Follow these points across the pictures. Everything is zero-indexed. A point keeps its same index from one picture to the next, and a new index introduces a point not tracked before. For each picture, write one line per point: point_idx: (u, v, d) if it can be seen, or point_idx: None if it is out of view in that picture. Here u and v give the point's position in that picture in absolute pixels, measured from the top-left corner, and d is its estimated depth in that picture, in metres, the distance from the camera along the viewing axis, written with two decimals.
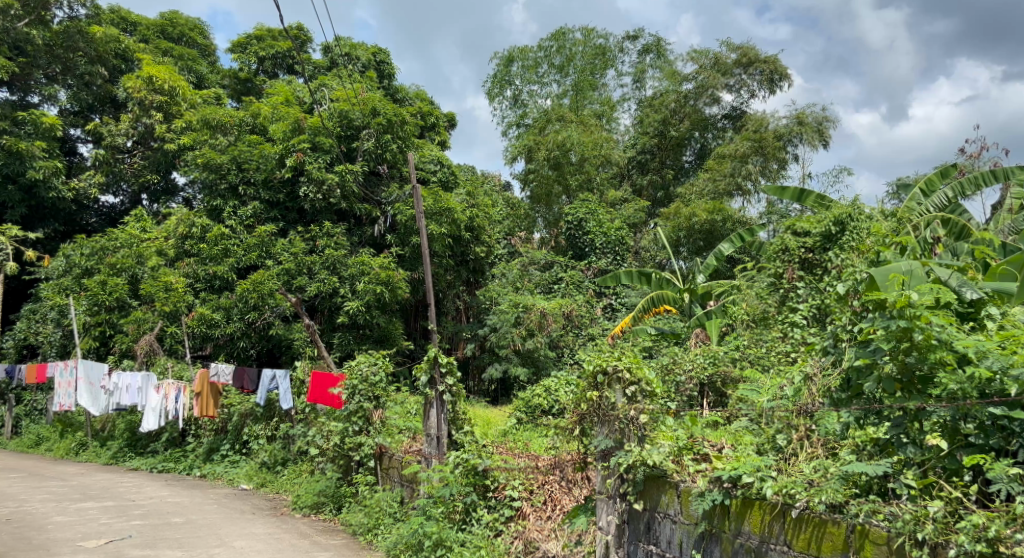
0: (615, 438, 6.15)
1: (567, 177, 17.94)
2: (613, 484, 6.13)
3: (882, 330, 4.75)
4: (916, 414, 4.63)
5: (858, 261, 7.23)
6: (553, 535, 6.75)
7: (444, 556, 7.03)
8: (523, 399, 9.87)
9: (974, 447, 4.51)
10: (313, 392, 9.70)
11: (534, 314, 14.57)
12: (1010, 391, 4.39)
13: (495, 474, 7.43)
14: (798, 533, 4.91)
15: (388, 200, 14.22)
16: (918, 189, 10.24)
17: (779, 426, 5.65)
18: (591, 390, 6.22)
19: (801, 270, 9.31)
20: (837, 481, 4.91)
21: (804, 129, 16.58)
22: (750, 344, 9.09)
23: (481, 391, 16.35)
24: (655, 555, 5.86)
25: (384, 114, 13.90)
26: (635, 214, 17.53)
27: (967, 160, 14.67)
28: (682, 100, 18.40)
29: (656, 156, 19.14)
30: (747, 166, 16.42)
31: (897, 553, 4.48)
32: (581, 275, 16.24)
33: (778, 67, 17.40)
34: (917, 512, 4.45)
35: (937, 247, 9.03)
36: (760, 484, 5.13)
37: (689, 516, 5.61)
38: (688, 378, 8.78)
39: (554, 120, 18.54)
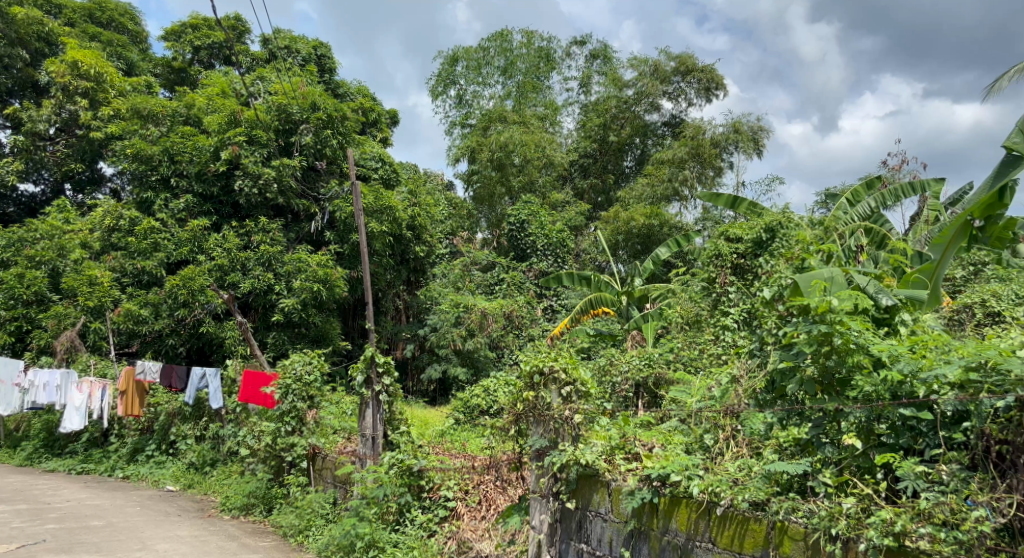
0: (550, 438, 6.26)
1: (510, 178, 18.12)
2: (546, 483, 6.24)
3: (804, 335, 4.97)
4: (835, 415, 4.88)
5: (784, 267, 7.51)
6: (487, 535, 6.84)
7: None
8: (461, 400, 9.90)
9: (886, 446, 4.70)
10: (244, 391, 9.57)
11: (475, 313, 14.69)
12: (918, 393, 4.58)
13: (431, 475, 7.46)
14: (722, 531, 5.09)
15: (326, 196, 14.13)
16: (844, 198, 10.58)
17: (707, 426, 5.80)
18: (527, 391, 6.28)
19: (733, 275, 9.60)
20: (760, 479, 5.06)
21: (739, 137, 17.16)
22: (684, 347, 9.23)
23: (419, 391, 16.26)
24: (586, 553, 5.99)
25: (324, 109, 13.85)
26: (576, 217, 17.77)
27: (890, 172, 15.49)
28: (623, 106, 18.70)
29: (598, 161, 19.47)
30: (684, 172, 16.83)
31: (814, 548, 4.68)
32: (523, 276, 16.37)
33: (714, 77, 17.88)
34: (832, 508, 4.64)
35: (861, 256, 9.45)
36: (687, 482, 5.30)
37: (619, 514, 5.76)
38: (624, 378, 9.00)
39: (497, 121, 18.64)
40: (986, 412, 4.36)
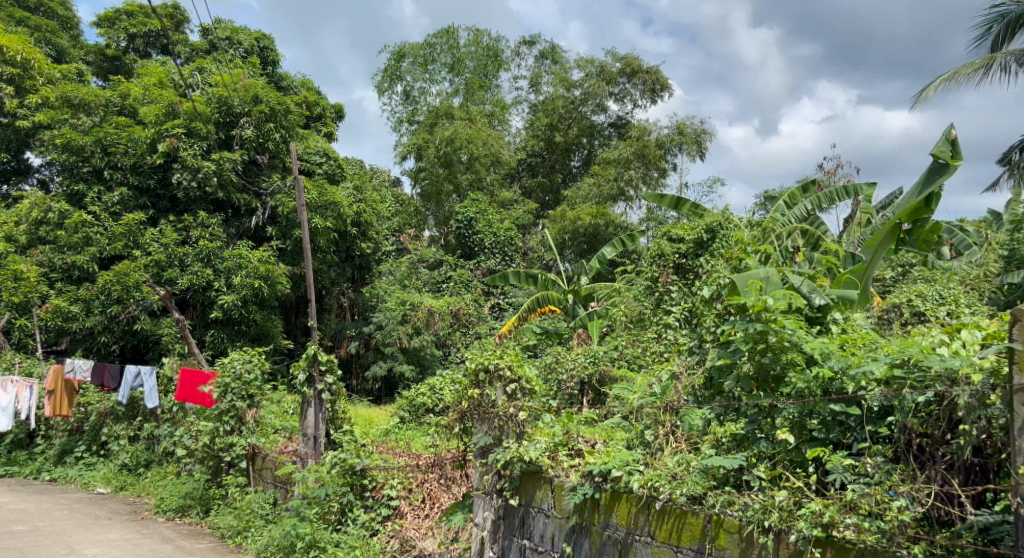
0: (494, 435, 6.31)
1: (457, 175, 18.13)
2: (490, 480, 6.30)
3: (742, 332, 5.12)
4: (769, 411, 4.99)
5: (722, 267, 7.71)
6: (430, 534, 6.87)
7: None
8: (407, 398, 9.88)
9: (817, 441, 4.82)
10: (182, 390, 9.40)
11: (422, 311, 14.67)
12: (847, 388, 4.73)
13: (374, 474, 7.41)
14: (661, 525, 5.20)
15: (268, 191, 13.92)
16: (782, 201, 10.87)
17: (648, 422, 5.94)
18: (472, 388, 6.37)
19: (676, 274, 9.77)
20: (698, 474, 5.18)
21: (684, 139, 17.54)
22: (629, 344, 9.33)
23: (364, 390, 16.18)
24: (529, 549, 6.07)
25: (266, 102, 13.63)
26: (524, 216, 17.83)
27: (826, 175, 15.97)
28: (570, 106, 18.81)
29: (546, 160, 19.54)
30: (629, 172, 17.05)
31: (747, 540, 4.76)
32: (470, 274, 16.32)
33: (659, 78, 18.16)
34: (766, 501, 4.70)
35: (797, 256, 9.74)
36: (628, 477, 5.39)
37: (561, 510, 5.85)
38: (569, 376, 9.12)
39: (443, 117, 18.65)
40: (910, 407, 4.43)
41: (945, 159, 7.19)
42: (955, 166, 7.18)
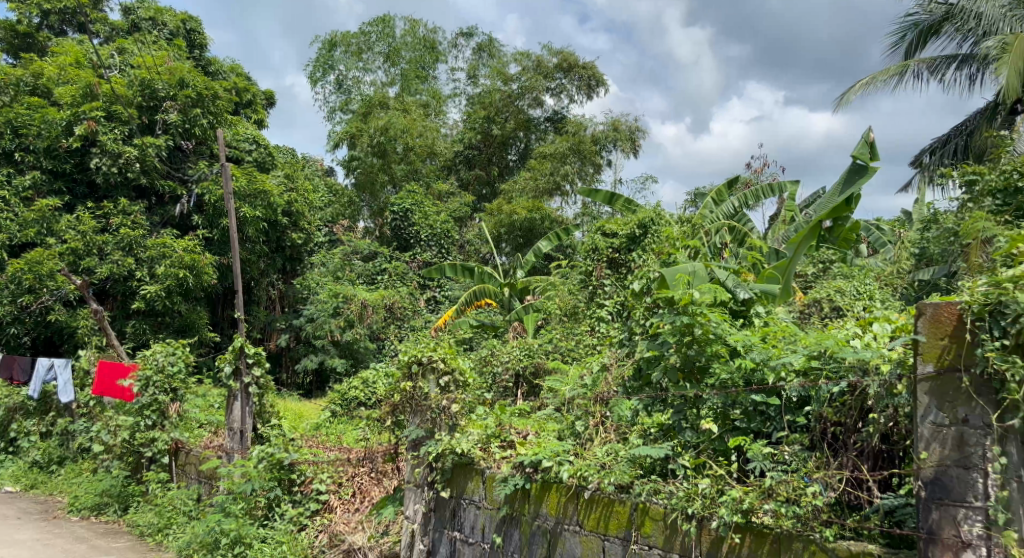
0: (426, 428, 6.32)
1: (392, 166, 18.03)
2: (421, 473, 6.31)
3: (669, 325, 5.24)
4: (694, 401, 5.11)
5: (653, 260, 7.85)
6: (359, 528, 6.77)
7: (243, 554, 6.90)
8: (338, 392, 9.76)
9: (738, 430, 4.92)
10: (99, 384, 9.24)
11: (355, 304, 14.35)
12: (768, 379, 4.84)
13: (302, 469, 7.35)
14: (589, 514, 5.31)
15: (194, 178, 13.59)
16: (710, 198, 11.16)
17: (579, 413, 6.01)
18: (405, 381, 6.35)
19: (608, 268, 9.87)
20: (625, 463, 5.25)
21: (618, 136, 17.80)
22: (563, 337, 9.43)
23: (295, 384, 15.91)
24: (459, 540, 6.11)
25: (193, 86, 13.28)
26: (460, 208, 17.76)
27: (753, 174, 16.45)
28: (508, 100, 18.70)
29: (483, 153, 19.50)
30: (566, 166, 17.18)
31: (671, 528, 4.88)
32: (406, 267, 16.06)
33: (595, 74, 18.39)
34: (689, 489, 4.80)
35: (724, 252, 10.03)
36: (558, 468, 5.48)
37: (492, 501, 5.90)
38: (504, 369, 9.13)
39: (377, 107, 18.50)
40: (824, 397, 4.57)
41: (863, 160, 7.49)
42: (872, 167, 7.49)
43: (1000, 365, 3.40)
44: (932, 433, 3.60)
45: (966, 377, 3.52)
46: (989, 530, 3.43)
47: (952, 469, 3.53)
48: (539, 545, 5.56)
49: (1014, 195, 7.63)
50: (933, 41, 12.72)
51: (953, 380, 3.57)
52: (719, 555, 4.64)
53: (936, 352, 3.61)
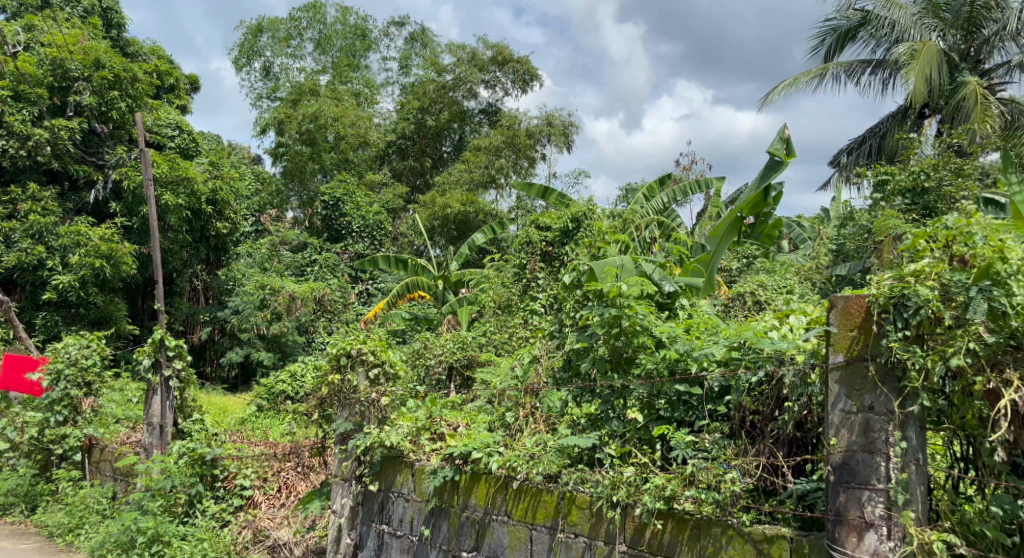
0: (355, 421, 6.24)
1: (322, 154, 17.80)
2: (349, 467, 6.23)
3: (598, 317, 5.25)
4: (620, 392, 5.17)
5: (583, 253, 7.93)
6: (285, 523, 6.76)
7: (161, 552, 6.58)
8: (264, 386, 9.51)
9: (663, 419, 4.98)
10: (5, 379, 8.72)
11: (282, 296, 14.09)
12: (690, 369, 4.87)
13: (225, 464, 7.20)
14: (517, 503, 5.36)
15: (110, 163, 13.15)
16: (641, 193, 11.24)
17: (509, 404, 6.00)
18: (333, 373, 6.27)
19: (542, 261, 10.01)
20: (553, 453, 5.30)
21: (552, 131, 17.90)
22: (496, 330, 9.39)
23: (219, 378, 15.66)
24: (387, 533, 6.10)
25: (109, 68, 12.83)
26: (394, 200, 17.57)
27: (682, 170, 16.85)
28: (441, 90, 18.61)
29: (416, 144, 19.25)
30: (500, 160, 17.23)
31: (597, 515, 4.96)
32: (336, 258, 15.75)
33: (530, 68, 18.49)
34: (614, 477, 4.86)
35: (653, 247, 10.21)
36: (487, 459, 5.52)
37: (420, 493, 5.90)
38: (437, 361, 9.04)
39: (307, 94, 18.19)
40: (744, 386, 4.64)
41: (779, 156, 7.70)
42: (787, 163, 7.71)
43: (902, 355, 3.56)
44: (842, 420, 3.76)
45: (872, 367, 3.69)
46: (890, 511, 3.61)
47: (858, 453, 3.69)
48: (467, 536, 5.59)
49: (921, 196, 8.01)
50: (850, 46, 13.20)
51: (861, 369, 3.72)
52: (642, 541, 4.75)
53: (846, 343, 3.77)
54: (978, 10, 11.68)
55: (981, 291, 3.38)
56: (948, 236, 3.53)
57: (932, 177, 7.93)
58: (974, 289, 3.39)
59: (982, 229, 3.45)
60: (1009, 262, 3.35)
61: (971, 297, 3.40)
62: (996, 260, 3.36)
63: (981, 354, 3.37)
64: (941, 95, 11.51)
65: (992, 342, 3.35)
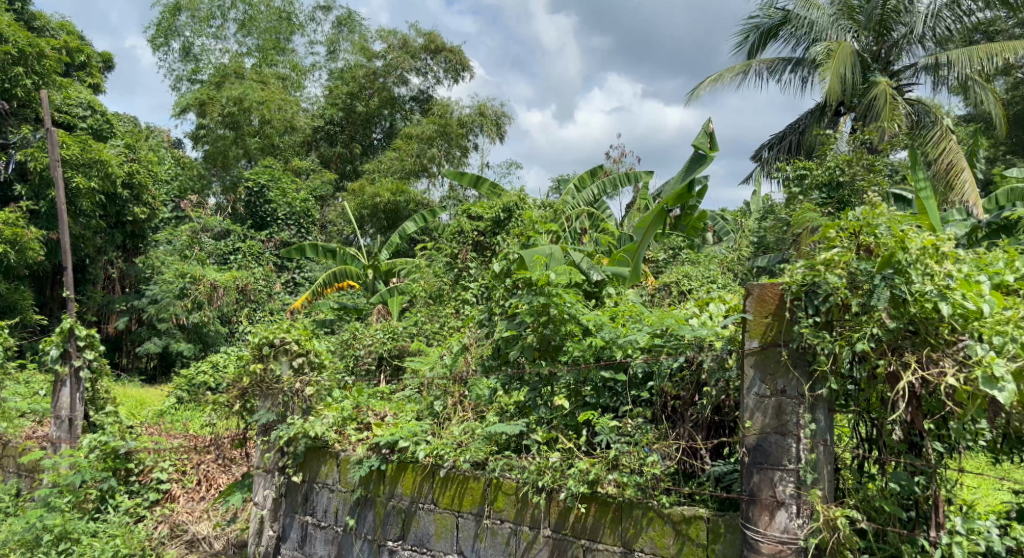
0: (277, 412, 6.14)
1: (245, 139, 17.35)
2: (272, 458, 6.15)
3: (526, 305, 5.27)
4: (548, 379, 5.21)
5: (514, 240, 7.91)
6: (204, 516, 6.69)
7: (70, 551, 6.16)
8: (184, 377, 9.23)
9: (589, 406, 5.02)
10: None
11: (204, 285, 13.71)
12: (615, 356, 4.91)
13: (141, 457, 6.98)
14: (444, 491, 5.35)
15: (13, 142, 12.65)
16: (572, 184, 11.36)
17: (437, 393, 5.96)
18: (255, 362, 6.14)
19: (474, 251, 10.02)
20: (480, 440, 5.31)
21: (484, 121, 17.89)
22: (427, 320, 9.30)
23: (136, 369, 15.32)
24: (311, 525, 6.01)
25: (14, 43, 12.14)
26: (321, 187, 17.29)
27: (612, 163, 17.07)
28: (371, 76, 18.38)
29: (345, 130, 19.02)
30: (432, 149, 17.14)
31: (523, 501, 4.99)
32: (261, 246, 15.39)
33: (461, 58, 18.52)
34: (540, 463, 4.90)
35: (583, 237, 10.29)
36: (414, 447, 5.49)
37: (345, 484, 5.84)
38: (366, 351, 8.88)
39: (231, 77, 17.74)
40: (666, 372, 4.71)
41: (704, 150, 7.87)
42: (712, 157, 7.88)
43: (812, 340, 3.68)
44: (756, 403, 3.87)
45: (785, 351, 3.81)
46: (799, 490, 3.74)
47: (771, 435, 3.82)
48: (392, 525, 5.56)
49: (836, 189, 8.34)
50: (771, 44, 13.57)
51: (775, 354, 3.84)
52: (566, 525, 4.80)
53: (761, 329, 3.88)
54: (888, 13, 12.13)
55: (884, 279, 3.52)
56: (854, 227, 3.66)
57: (846, 173, 8.26)
58: (878, 277, 3.53)
59: (886, 220, 3.58)
60: (909, 251, 3.47)
61: (875, 285, 3.54)
62: (898, 249, 3.49)
63: (883, 339, 3.53)
64: (854, 94, 11.97)
65: (894, 327, 3.50)
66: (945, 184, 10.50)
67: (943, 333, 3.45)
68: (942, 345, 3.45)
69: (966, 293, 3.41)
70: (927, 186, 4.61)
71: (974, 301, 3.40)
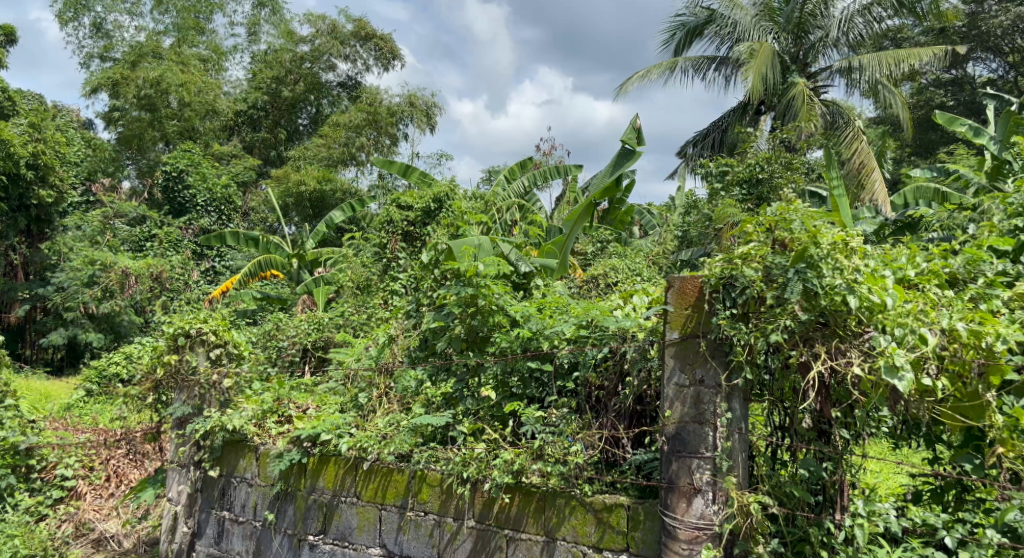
0: (194, 405, 6.00)
1: (163, 122, 16.77)
2: (187, 452, 6.03)
3: (455, 296, 5.28)
4: (476, 370, 5.21)
5: (442, 231, 7.85)
6: (113, 515, 6.53)
7: None
8: (93, 369, 8.86)
9: (515, 396, 5.03)
10: None
11: (115, 272, 13.22)
12: (542, 346, 4.94)
13: (43, 453, 6.63)
14: (367, 484, 5.30)
15: None
16: (503, 176, 11.35)
17: (362, 385, 5.83)
18: (169, 353, 5.96)
19: (403, 241, 9.86)
20: (406, 432, 5.26)
21: (415, 111, 17.74)
22: (354, 311, 9.16)
23: (42, 360, 14.66)
24: (228, 520, 5.89)
25: None
26: (244, 172, 16.89)
27: (542, 156, 17.17)
28: (297, 61, 18.03)
29: (269, 115, 18.61)
30: (361, 138, 16.96)
31: (447, 493, 4.99)
32: (179, 233, 14.89)
33: (391, 46, 18.29)
34: (465, 454, 4.91)
35: (513, 229, 10.31)
36: (337, 440, 5.42)
37: (265, 477, 5.73)
38: (290, 343, 8.70)
39: (148, 56, 17.11)
40: (591, 362, 4.76)
41: (631, 145, 7.97)
42: (638, 152, 8.00)
43: (728, 331, 3.79)
44: (676, 393, 3.97)
45: (703, 342, 3.91)
46: (715, 477, 3.85)
47: (689, 424, 3.92)
48: (313, 519, 5.49)
49: (756, 186, 8.57)
50: (697, 43, 13.84)
51: (694, 345, 3.95)
52: (490, 515, 4.83)
53: (681, 320, 3.98)
54: (806, 17, 12.54)
55: (797, 272, 3.63)
56: (770, 222, 3.77)
57: (765, 170, 8.51)
58: (791, 271, 3.64)
59: (800, 216, 3.69)
60: (821, 246, 3.60)
61: (788, 278, 3.64)
62: (811, 244, 3.61)
63: (796, 331, 3.64)
64: (775, 94, 12.31)
65: (805, 319, 3.61)
66: (857, 183, 10.92)
67: (851, 325, 3.57)
68: (849, 337, 3.58)
69: (872, 287, 3.53)
70: (840, 184, 4.79)
71: (879, 294, 3.52)
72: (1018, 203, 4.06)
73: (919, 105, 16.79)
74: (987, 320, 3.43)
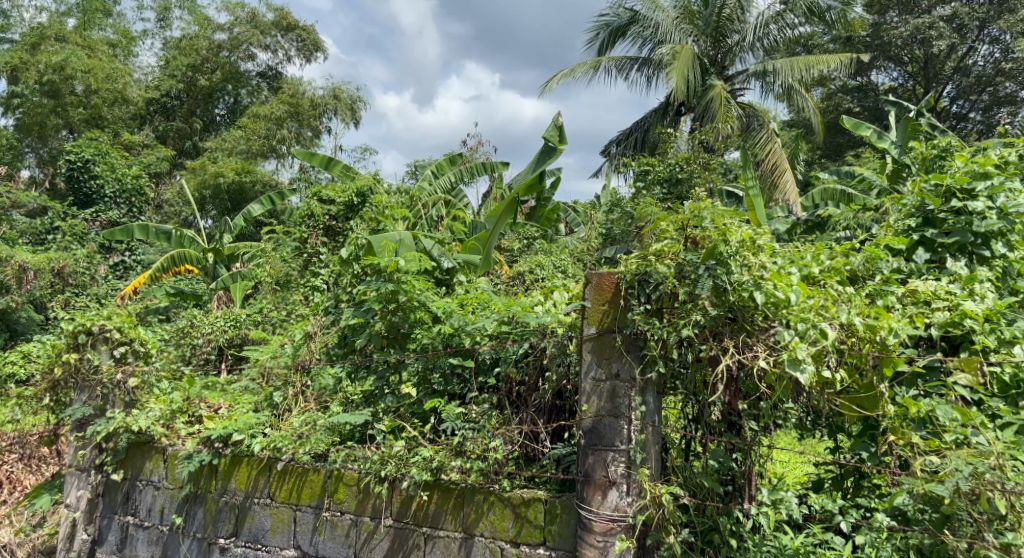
0: (95, 405, 5.73)
1: (67, 109, 16.02)
2: (87, 456, 5.72)
3: (374, 293, 5.18)
4: (396, 366, 5.14)
5: (363, 225, 7.72)
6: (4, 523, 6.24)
7: None
8: None
9: (436, 393, 4.98)
10: None
11: (12, 266, 12.62)
12: (463, 343, 4.91)
13: None
14: (281, 485, 5.18)
15: None
16: (429, 170, 11.24)
17: (278, 383, 5.69)
18: (68, 352, 5.62)
19: (325, 236, 9.68)
20: (322, 432, 5.17)
21: (338, 104, 17.47)
22: (272, 308, 8.92)
23: None
24: (133, 525, 5.67)
25: None
26: (156, 163, 16.33)
27: (468, 151, 17.17)
28: (214, 50, 17.57)
29: (184, 104, 18.09)
30: (283, 130, 16.58)
31: (364, 492, 4.92)
32: (85, 226, 14.26)
33: (314, 37, 18.01)
34: (383, 452, 4.85)
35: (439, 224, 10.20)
36: (250, 440, 5.30)
37: (173, 480, 5.55)
38: (206, 340, 8.43)
39: (51, 39, 16.29)
40: (512, 358, 4.75)
41: (553, 143, 8.02)
42: (560, 149, 8.05)
43: (643, 326, 3.85)
44: (592, 387, 4.02)
45: (619, 337, 3.97)
46: (630, 469, 3.91)
47: (605, 418, 3.97)
48: (224, 521, 5.34)
49: (675, 185, 8.73)
50: (620, 43, 14.02)
51: (610, 340, 4.00)
52: (408, 513, 4.78)
53: (598, 316, 4.03)
54: (723, 21, 12.88)
55: (707, 269, 3.71)
56: (683, 220, 3.83)
57: (684, 170, 8.69)
58: (702, 268, 3.71)
59: (710, 214, 3.77)
60: (730, 243, 3.68)
61: (699, 274, 3.72)
62: (720, 242, 3.69)
63: (706, 326, 3.73)
64: (695, 95, 12.57)
65: (715, 315, 3.70)
66: (771, 183, 11.30)
67: (758, 319, 3.66)
68: (757, 331, 3.67)
69: (777, 283, 3.63)
70: (755, 185, 4.89)
71: (783, 290, 3.62)
72: (911, 205, 4.24)
73: (829, 110, 17.45)
74: (881, 315, 3.58)
